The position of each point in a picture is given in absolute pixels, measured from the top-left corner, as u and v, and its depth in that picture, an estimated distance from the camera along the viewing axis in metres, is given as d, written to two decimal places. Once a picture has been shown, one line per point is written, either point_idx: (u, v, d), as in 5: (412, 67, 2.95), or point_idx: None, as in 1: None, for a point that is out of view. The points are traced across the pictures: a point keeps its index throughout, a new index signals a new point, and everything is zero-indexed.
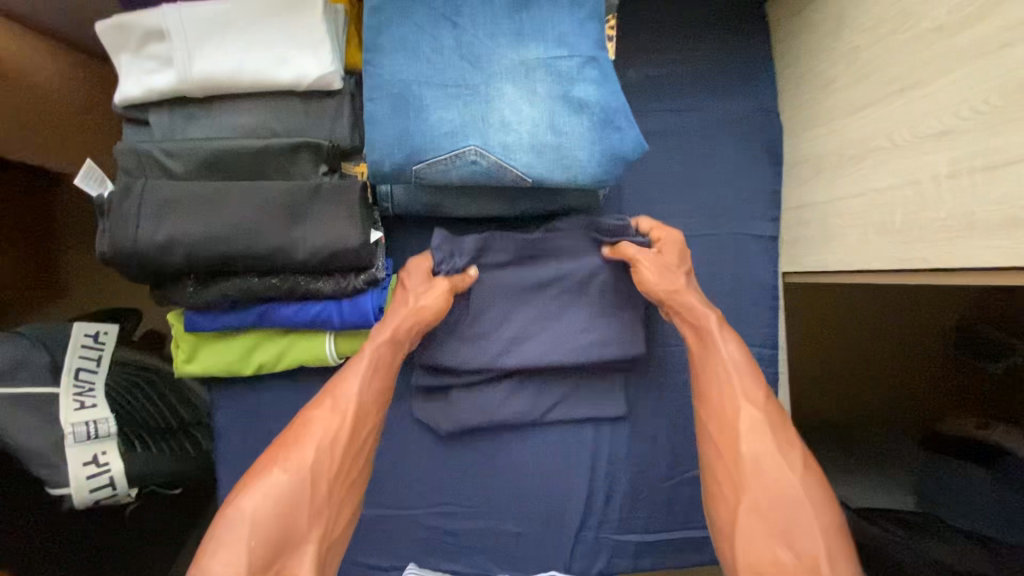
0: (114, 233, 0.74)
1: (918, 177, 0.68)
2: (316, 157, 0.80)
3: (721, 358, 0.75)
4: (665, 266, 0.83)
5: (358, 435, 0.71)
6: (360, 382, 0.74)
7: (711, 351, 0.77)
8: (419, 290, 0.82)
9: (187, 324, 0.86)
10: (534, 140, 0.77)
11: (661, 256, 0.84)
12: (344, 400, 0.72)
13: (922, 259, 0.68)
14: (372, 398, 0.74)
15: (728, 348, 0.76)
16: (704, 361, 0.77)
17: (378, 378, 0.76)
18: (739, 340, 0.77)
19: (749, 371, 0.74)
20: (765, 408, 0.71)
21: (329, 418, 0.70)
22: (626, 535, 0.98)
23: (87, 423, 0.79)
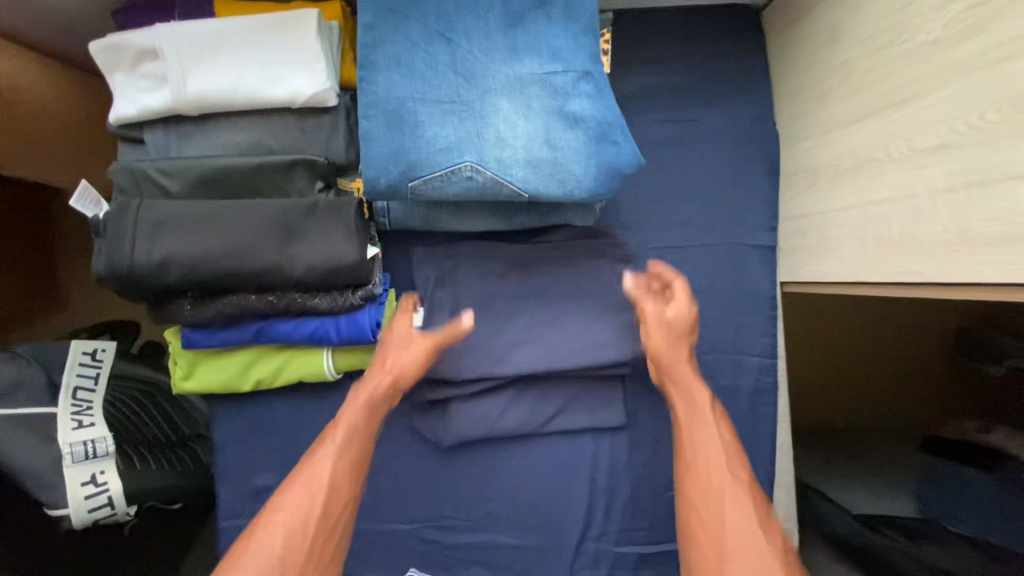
0: (109, 254, 0.74)
1: (913, 191, 0.67)
2: (312, 174, 0.80)
3: (712, 430, 0.76)
4: (665, 331, 0.83)
5: (329, 514, 0.71)
6: (333, 456, 0.74)
7: (703, 424, 0.77)
8: (397, 351, 0.83)
9: (184, 341, 0.85)
10: (530, 155, 0.77)
11: (665, 322, 0.83)
12: (317, 476, 0.72)
13: (920, 272, 0.67)
14: (347, 472, 0.74)
15: (719, 427, 0.77)
16: (695, 431, 0.77)
17: (352, 449, 0.76)
18: (727, 419, 0.79)
19: (735, 449, 0.75)
20: (749, 485, 0.72)
21: (301, 498, 0.70)
22: (627, 547, 0.98)
23: (85, 442, 0.79)
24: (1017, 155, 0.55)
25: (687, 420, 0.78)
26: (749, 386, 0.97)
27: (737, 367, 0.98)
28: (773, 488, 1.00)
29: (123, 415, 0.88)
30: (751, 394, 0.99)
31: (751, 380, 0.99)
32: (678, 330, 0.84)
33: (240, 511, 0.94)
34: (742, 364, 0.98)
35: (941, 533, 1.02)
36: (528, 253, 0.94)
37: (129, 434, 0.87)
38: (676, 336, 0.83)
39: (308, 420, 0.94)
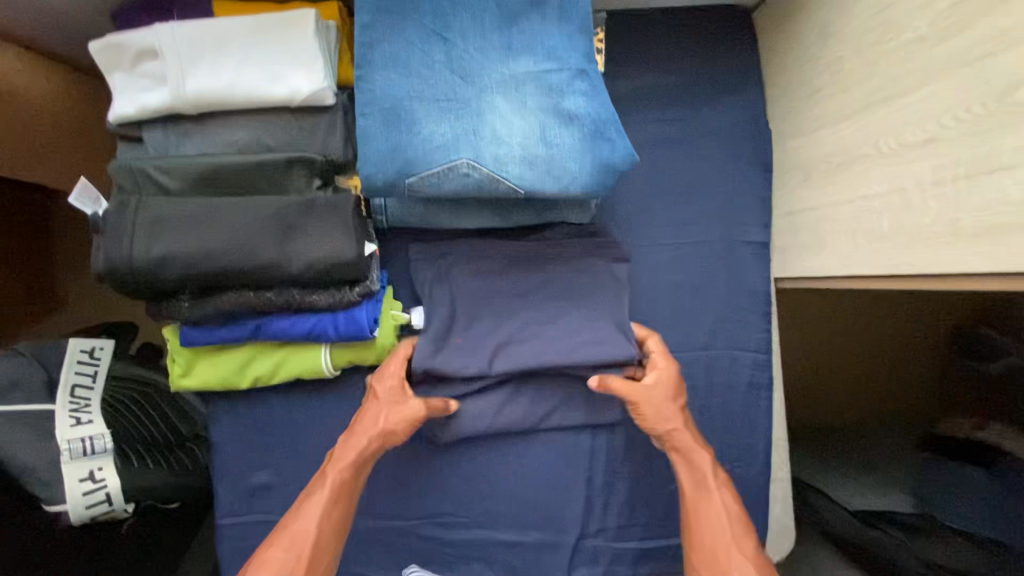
0: (108, 251, 0.74)
1: (903, 185, 0.69)
2: (310, 172, 0.81)
3: (715, 501, 0.80)
4: (660, 398, 0.85)
5: (311, 573, 0.75)
6: (319, 514, 0.78)
7: (708, 498, 0.81)
8: (387, 410, 0.85)
9: (183, 339, 0.86)
10: (526, 152, 0.78)
11: (662, 390, 0.86)
12: (301, 535, 0.76)
13: (910, 265, 0.69)
14: (331, 532, 0.78)
15: (723, 495, 0.81)
16: (702, 503, 0.81)
17: (338, 508, 0.80)
18: (732, 488, 0.82)
19: (739, 518, 0.79)
20: (754, 556, 0.76)
21: (285, 557, 0.74)
22: (625, 542, 0.98)
23: (83, 440, 0.79)
24: (1001, 147, 0.56)
25: (694, 494, 0.82)
26: (745, 381, 0.98)
27: (732, 363, 0.99)
28: (769, 484, 1.01)
29: (117, 420, 0.89)
30: (746, 390, 1.00)
31: (746, 375, 1.00)
32: (673, 396, 0.86)
33: (239, 509, 0.95)
34: (736, 359, 0.99)
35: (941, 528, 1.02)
36: (524, 250, 0.94)
37: (126, 434, 0.89)
38: (673, 403, 0.86)
39: (306, 418, 0.95)
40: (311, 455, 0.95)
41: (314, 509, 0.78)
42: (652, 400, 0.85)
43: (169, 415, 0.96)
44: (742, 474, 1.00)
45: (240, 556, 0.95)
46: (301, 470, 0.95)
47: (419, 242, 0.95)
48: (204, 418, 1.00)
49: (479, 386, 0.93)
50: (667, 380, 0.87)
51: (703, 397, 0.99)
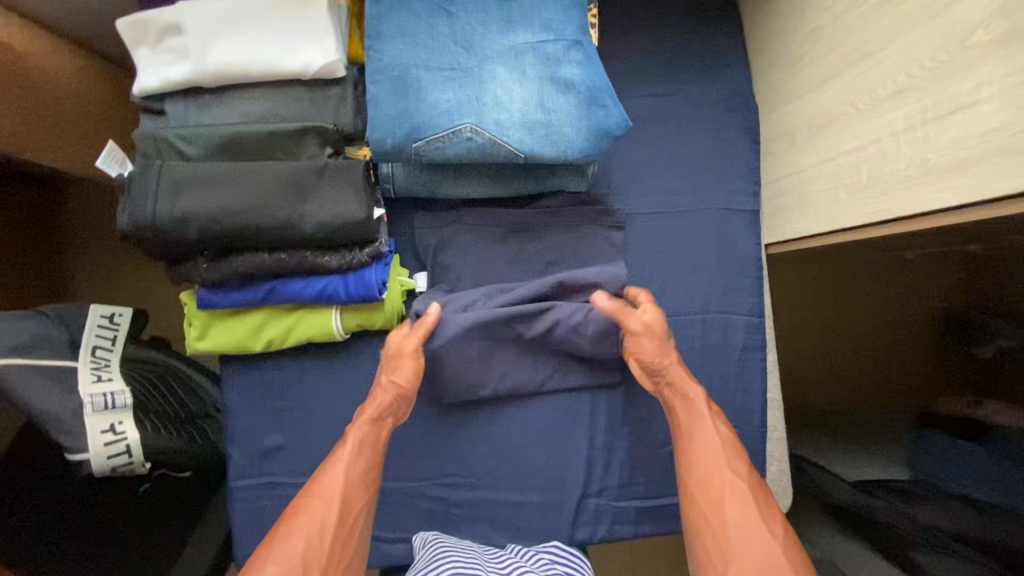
0: (133, 210, 0.79)
1: (879, 136, 0.73)
2: (322, 140, 0.86)
3: (707, 431, 0.85)
4: (655, 345, 0.90)
5: (344, 522, 0.78)
6: (345, 467, 0.82)
7: (698, 429, 0.86)
8: (393, 368, 0.90)
9: (200, 301, 0.90)
10: (525, 117, 0.83)
11: (654, 334, 0.90)
12: (333, 485, 0.80)
13: (889, 211, 0.73)
14: (358, 481, 0.82)
15: (716, 424, 0.86)
16: (696, 433, 0.85)
17: (362, 459, 0.84)
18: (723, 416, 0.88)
19: (733, 445, 0.84)
20: (748, 475, 0.80)
21: (319, 505, 0.78)
22: (626, 502, 1.01)
23: (105, 394, 0.83)
24: (963, 88, 0.61)
25: (686, 428, 0.87)
26: (739, 344, 1.02)
27: (726, 326, 1.03)
28: (766, 444, 1.04)
29: (139, 384, 0.91)
30: (741, 353, 1.03)
31: (741, 339, 1.03)
32: (663, 343, 0.90)
33: (251, 471, 0.98)
34: (730, 323, 1.03)
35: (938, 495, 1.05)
36: (525, 217, 0.99)
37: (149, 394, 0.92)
38: (668, 347, 0.91)
39: (316, 380, 0.98)
40: (322, 417, 0.98)
41: (342, 462, 0.83)
42: (648, 347, 0.90)
43: (184, 392, 1.00)
44: (739, 434, 1.02)
45: (253, 517, 0.97)
46: (312, 433, 0.98)
47: (424, 211, 1.00)
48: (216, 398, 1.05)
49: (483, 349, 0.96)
50: (655, 326, 0.90)
51: (700, 359, 1.02)
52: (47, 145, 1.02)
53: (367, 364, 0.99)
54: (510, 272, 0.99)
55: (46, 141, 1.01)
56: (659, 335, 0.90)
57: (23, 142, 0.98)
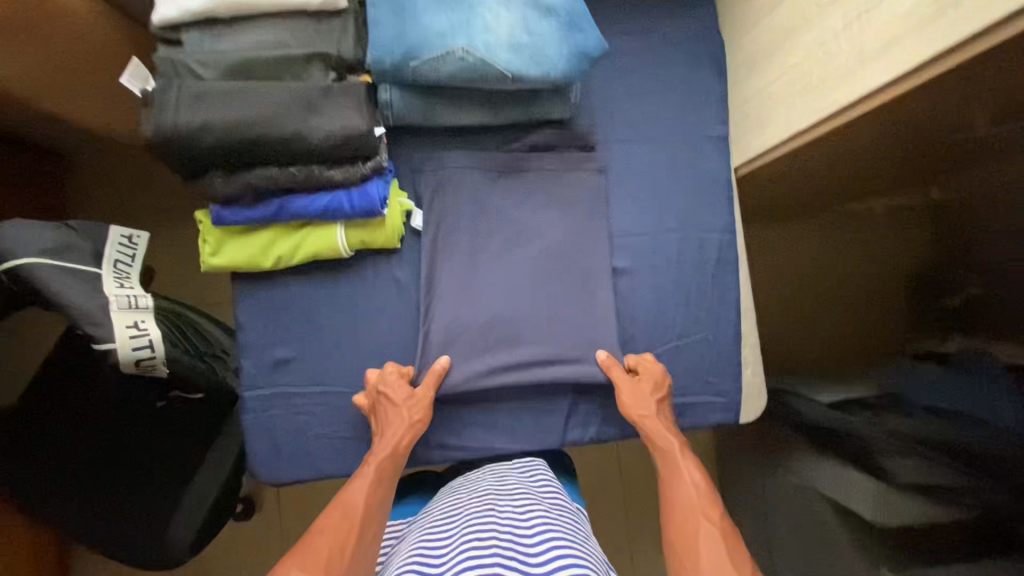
0: (156, 121, 0.86)
1: (824, 40, 0.83)
2: (326, 66, 0.95)
3: (683, 479, 0.90)
4: (658, 399, 1.01)
5: (363, 544, 0.79)
6: (365, 491, 0.86)
7: (683, 482, 0.89)
8: (405, 407, 0.97)
9: (215, 218, 0.97)
10: (512, 39, 0.92)
11: (659, 385, 1.02)
12: (351, 507, 0.83)
13: (837, 103, 0.82)
14: (376, 505, 0.85)
15: (692, 475, 0.90)
16: (684, 480, 0.89)
17: (380, 488, 0.88)
18: (700, 466, 0.92)
19: (707, 492, 0.87)
20: (721, 519, 0.81)
21: (327, 524, 0.80)
22: (613, 406, 1.09)
23: (128, 295, 0.90)
24: None
25: (674, 479, 0.90)
26: (712, 258, 1.10)
27: (701, 243, 1.11)
28: (741, 349, 1.11)
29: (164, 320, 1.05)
30: (715, 267, 1.11)
31: (715, 254, 1.12)
32: (665, 410, 1.01)
33: (262, 383, 1.04)
34: (704, 239, 1.11)
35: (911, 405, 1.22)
36: (512, 155, 1.08)
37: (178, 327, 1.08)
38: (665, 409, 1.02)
39: (322, 299, 1.06)
40: (328, 332, 1.06)
41: (355, 492, 0.85)
42: (652, 406, 0.99)
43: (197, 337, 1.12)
44: (716, 340, 1.10)
45: (264, 428, 1.03)
46: (319, 346, 1.05)
47: (419, 158, 1.07)
48: (225, 342, 1.18)
49: (483, 275, 1.06)
50: (658, 379, 1.03)
51: (678, 272, 1.11)
52: (70, 94, 1.10)
53: (370, 282, 1.06)
54: (504, 223, 1.07)
55: (68, 89, 1.09)
56: (662, 398, 1.01)
57: (49, 90, 1.06)
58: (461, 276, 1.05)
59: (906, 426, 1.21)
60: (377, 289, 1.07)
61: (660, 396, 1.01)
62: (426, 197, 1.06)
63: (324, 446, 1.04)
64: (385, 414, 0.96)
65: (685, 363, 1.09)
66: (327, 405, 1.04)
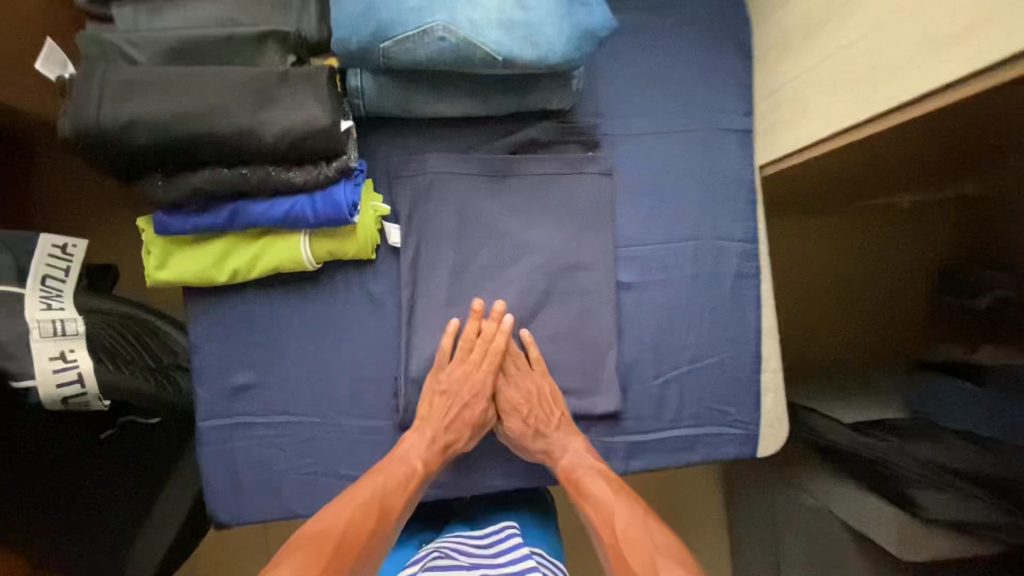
0: (75, 115, 0.72)
1: (880, 20, 0.69)
2: (284, 47, 0.81)
3: (585, 493, 0.86)
4: (530, 394, 0.92)
5: (375, 541, 0.77)
6: (398, 489, 0.83)
7: (602, 501, 0.85)
8: (466, 423, 0.91)
9: (158, 226, 0.84)
10: (502, 15, 0.77)
11: (524, 372, 0.93)
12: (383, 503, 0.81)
13: (892, 99, 0.68)
14: (400, 503, 0.83)
15: (600, 485, 0.86)
16: (596, 503, 0.85)
17: (415, 486, 0.85)
18: (603, 472, 0.88)
19: (623, 497, 0.85)
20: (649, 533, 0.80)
21: (353, 518, 0.78)
22: (616, 438, 0.96)
23: (54, 320, 0.78)
24: None
25: (586, 500, 0.86)
26: (730, 271, 0.97)
27: (717, 254, 0.98)
28: (761, 375, 0.98)
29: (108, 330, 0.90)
30: (733, 281, 0.98)
31: (734, 267, 0.98)
32: (551, 403, 0.92)
33: (220, 413, 0.92)
34: (721, 250, 0.97)
35: (934, 426, 1.17)
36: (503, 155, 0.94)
37: (110, 355, 0.86)
38: (535, 403, 0.92)
39: (286, 317, 0.93)
40: (294, 354, 0.93)
41: (390, 491, 0.83)
42: (521, 408, 0.92)
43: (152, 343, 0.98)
44: (733, 365, 0.97)
45: (223, 462, 0.92)
46: (282, 370, 0.93)
47: (400, 160, 0.94)
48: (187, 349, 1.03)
49: (470, 293, 0.94)
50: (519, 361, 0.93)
51: (691, 286, 0.97)
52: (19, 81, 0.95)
53: (340, 297, 0.94)
54: (496, 237, 0.94)
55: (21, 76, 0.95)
56: (526, 391, 0.92)
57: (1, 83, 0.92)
58: (446, 295, 0.93)
59: (948, 456, 1.09)
60: (349, 305, 0.94)
61: (518, 389, 0.93)
62: (403, 208, 0.93)
63: (288, 482, 0.93)
64: (448, 417, 0.89)
65: (697, 390, 0.97)
66: (294, 437, 0.93)
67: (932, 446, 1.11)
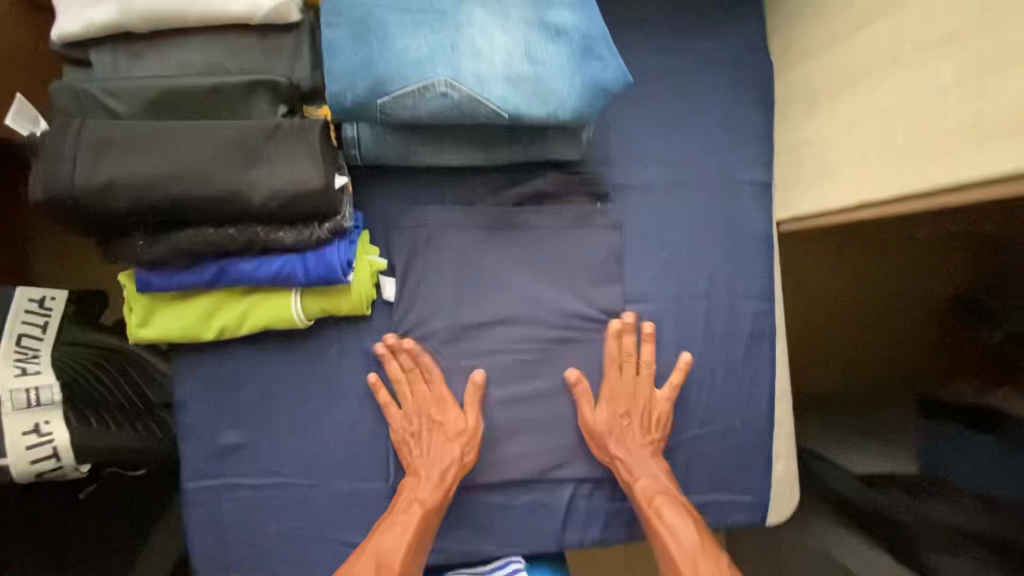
0: (48, 177, 0.68)
1: (921, 93, 0.64)
2: (275, 97, 0.74)
3: (664, 520, 0.80)
4: (632, 397, 0.88)
5: None
6: (399, 538, 0.78)
7: (675, 529, 0.79)
8: (450, 441, 0.85)
9: (140, 283, 0.79)
10: (509, 70, 0.72)
11: (620, 369, 0.89)
12: (388, 556, 0.77)
13: (929, 180, 0.63)
14: (406, 552, 0.78)
15: (679, 520, 0.80)
16: (670, 530, 0.79)
17: (417, 534, 0.79)
18: (676, 505, 0.82)
19: (694, 532, 0.79)
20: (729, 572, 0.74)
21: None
22: (620, 503, 0.92)
23: (27, 390, 0.77)
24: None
25: (659, 526, 0.80)
26: (745, 330, 0.92)
27: (731, 312, 0.93)
28: (773, 440, 0.94)
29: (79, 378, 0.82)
30: (747, 342, 0.93)
31: (748, 326, 0.93)
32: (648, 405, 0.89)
33: (207, 472, 0.88)
34: (736, 308, 0.93)
35: (955, 490, 0.96)
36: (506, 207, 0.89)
37: (96, 410, 0.82)
38: (637, 405, 0.88)
39: (276, 374, 0.89)
40: (284, 412, 0.89)
41: (393, 543, 0.78)
42: (619, 407, 0.88)
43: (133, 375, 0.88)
44: (744, 430, 0.93)
45: (212, 525, 0.88)
46: (272, 429, 0.89)
47: (397, 209, 0.89)
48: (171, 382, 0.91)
49: (470, 351, 0.90)
50: (615, 360, 0.89)
51: (703, 346, 0.93)
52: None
53: (334, 353, 0.89)
54: (499, 295, 0.90)
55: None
56: (621, 395, 0.88)
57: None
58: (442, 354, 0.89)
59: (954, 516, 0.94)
60: (343, 362, 0.89)
61: (614, 393, 0.88)
62: (401, 262, 0.88)
63: (277, 545, 0.89)
64: (432, 447, 0.85)
65: (706, 454, 0.93)
66: (284, 498, 0.89)
67: (944, 508, 0.95)
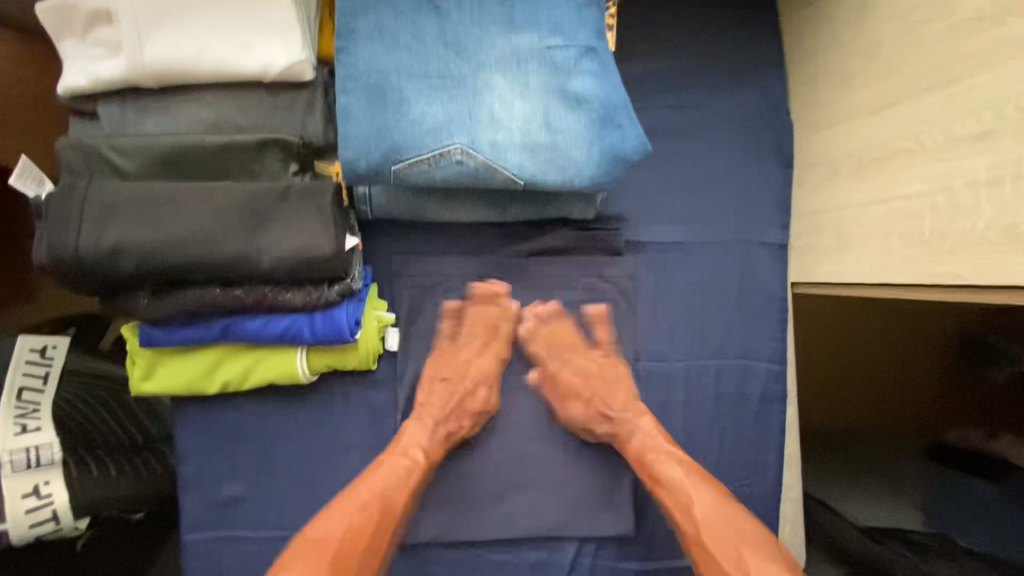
0: (52, 238, 0.66)
1: (954, 185, 0.63)
2: (286, 155, 0.72)
3: (669, 472, 0.76)
4: (590, 373, 0.84)
5: (377, 536, 0.70)
6: (390, 481, 0.75)
7: (678, 485, 0.75)
8: (471, 414, 0.84)
9: (144, 339, 0.78)
10: (529, 139, 0.70)
11: (570, 353, 0.85)
12: (386, 498, 0.73)
13: (958, 275, 0.63)
14: (393, 496, 0.74)
15: (684, 475, 0.75)
16: (671, 487, 0.76)
17: (407, 483, 0.76)
18: (688, 460, 0.78)
19: (712, 484, 0.75)
20: (754, 529, 0.70)
21: (353, 520, 0.69)
22: (626, 563, 0.91)
23: (27, 450, 0.77)
24: None
25: (660, 484, 0.77)
26: (756, 394, 0.91)
27: (743, 374, 0.92)
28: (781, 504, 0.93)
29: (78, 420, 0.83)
30: (758, 405, 0.92)
31: (759, 388, 0.92)
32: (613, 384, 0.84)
33: (206, 524, 0.87)
34: (748, 370, 0.91)
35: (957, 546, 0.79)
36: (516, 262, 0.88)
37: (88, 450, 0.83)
38: (596, 381, 0.84)
39: (279, 427, 0.87)
40: (286, 464, 0.88)
41: (394, 486, 0.74)
42: (581, 391, 0.84)
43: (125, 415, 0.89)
44: (753, 493, 0.92)
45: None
46: (274, 482, 0.87)
47: (404, 262, 0.87)
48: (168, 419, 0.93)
49: None
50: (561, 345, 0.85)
51: (712, 408, 0.91)
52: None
53: (339, 407, 0.88)
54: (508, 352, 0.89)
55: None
56: (585, 372, 0.84)
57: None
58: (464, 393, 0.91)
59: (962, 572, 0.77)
60: (347, 416, 0.88)
61: (577, 369, 0.85)
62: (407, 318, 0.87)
63: None
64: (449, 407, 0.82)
65: None
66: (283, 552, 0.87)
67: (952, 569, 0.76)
